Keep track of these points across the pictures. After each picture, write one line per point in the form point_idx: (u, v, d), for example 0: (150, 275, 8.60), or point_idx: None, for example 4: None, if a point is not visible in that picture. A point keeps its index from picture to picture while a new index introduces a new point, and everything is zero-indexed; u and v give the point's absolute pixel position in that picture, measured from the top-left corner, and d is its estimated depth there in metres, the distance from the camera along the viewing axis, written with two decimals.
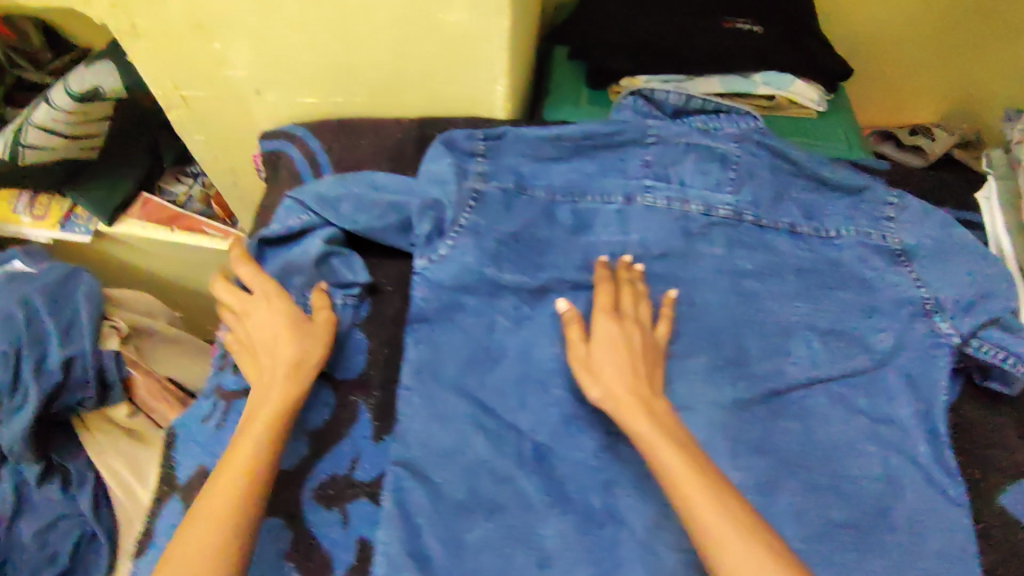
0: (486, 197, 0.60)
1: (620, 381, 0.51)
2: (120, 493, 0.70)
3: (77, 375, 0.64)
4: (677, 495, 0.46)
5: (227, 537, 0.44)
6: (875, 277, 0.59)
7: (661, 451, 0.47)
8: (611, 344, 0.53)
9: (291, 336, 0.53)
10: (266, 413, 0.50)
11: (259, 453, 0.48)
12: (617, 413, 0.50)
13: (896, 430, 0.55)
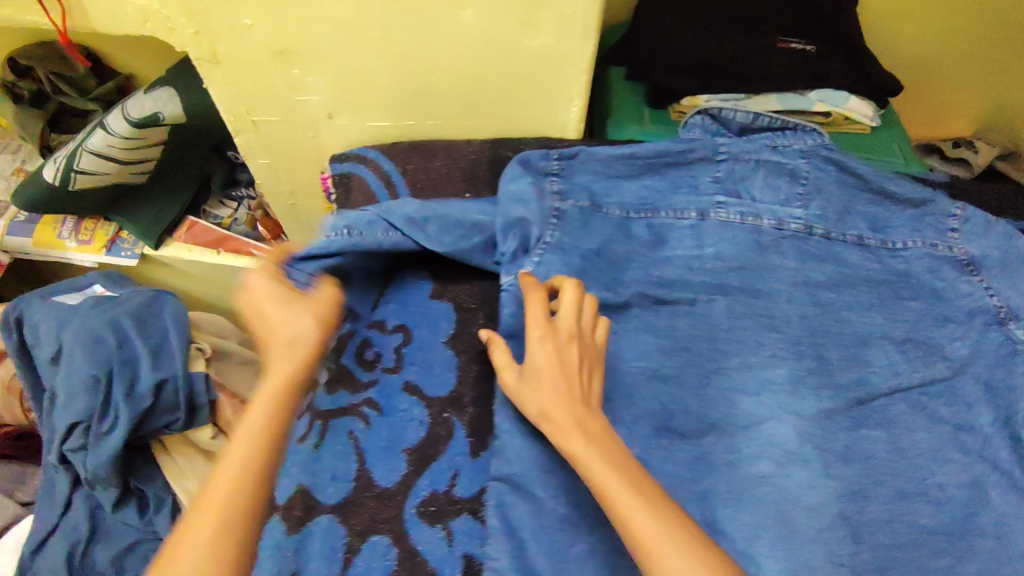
0: (566, 214, 0.62)
1: (556, 401, 0.49)
2: None
3: (167, 399, 0.64)
4: (614, 517, 0.44)
5: (228, 526, 0.41)
6: (946, 287, 0.61)
7: (595, 469, 0.46)
8: (544, 365, 0.51)
9: (287, 315, 0.51)
10: (266, 395, 0.47)
11: (260, 437, 0.45)
12: (552, 434, 0.49)
13: (976, 437, 0.56)
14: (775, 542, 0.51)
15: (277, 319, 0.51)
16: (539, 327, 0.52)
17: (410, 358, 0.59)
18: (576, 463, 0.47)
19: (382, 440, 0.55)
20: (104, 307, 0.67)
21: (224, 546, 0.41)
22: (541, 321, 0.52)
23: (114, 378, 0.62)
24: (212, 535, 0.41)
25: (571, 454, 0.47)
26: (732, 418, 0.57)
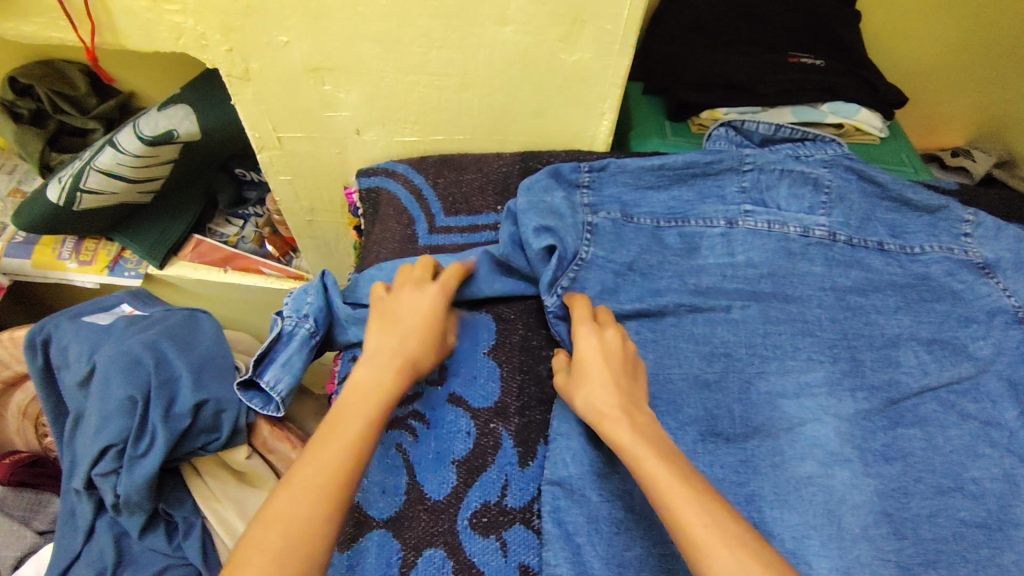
0: (599, 230, 0.64)
1: (604, 394, 0.51)
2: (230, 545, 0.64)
3: (205, 419, 0.62)
4: (659, 503, 0.44)
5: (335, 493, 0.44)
6: (966, 289, 0.61)
7: (639, 457, 0.46)
8: (591, 355, 0.53)
9: (424, 330, 0.54)
10: (379, 388, 0.49)
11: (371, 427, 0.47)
12: (598, 424, 0.50)
13: (1006, 433, 0.57)
14: (825, 539, 0.52)
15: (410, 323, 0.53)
16: (589, 326, 0.55)
17: (453, 369, 0.59)
18: (622, 454, 0.48)
19: (430, 453, 0.55)
20: (140, 325, 0.67)
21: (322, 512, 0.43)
22: (592, 322, 0.55)
23: (150, 399, 0.60)
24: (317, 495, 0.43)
25: (618, 445, 0.48)
26: (774, 421, 0.58)
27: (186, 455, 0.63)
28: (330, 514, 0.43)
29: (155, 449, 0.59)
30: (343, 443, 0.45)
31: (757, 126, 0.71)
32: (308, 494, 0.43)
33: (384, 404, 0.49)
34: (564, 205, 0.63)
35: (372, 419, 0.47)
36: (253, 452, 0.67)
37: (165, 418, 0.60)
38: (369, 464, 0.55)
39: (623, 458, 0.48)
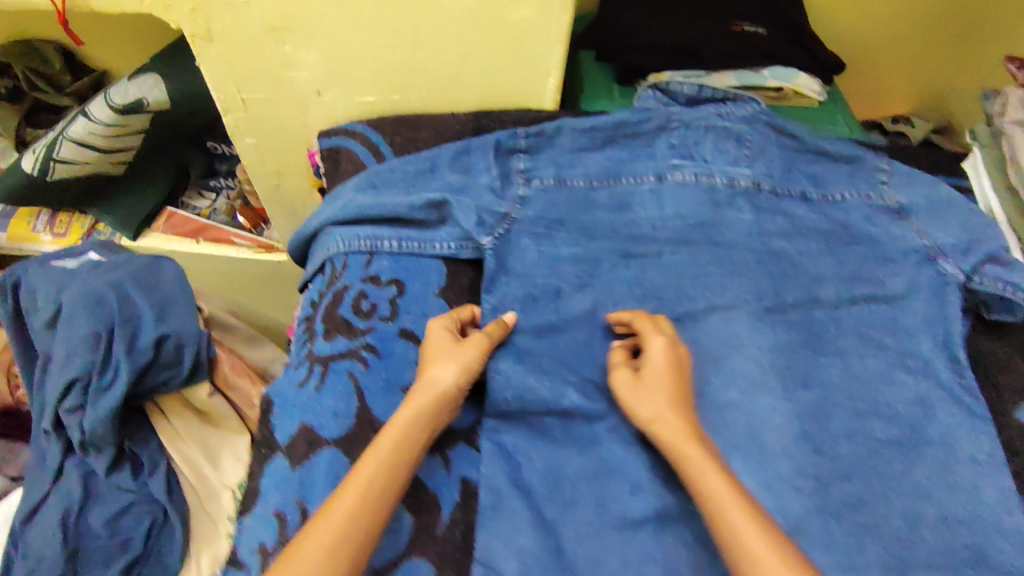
0: (528, 200, 0.68)
1: (666, 408, 0.53)
2: (194, 478, 0.68)
3: (167, 355, 0.64)
4: (717, 524, 0.48)
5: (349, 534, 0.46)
6: (882, 232, 0.68)
7: (705, 477, 0.49)
8: (661, 371, 0.55)
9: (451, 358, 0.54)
10: (401, 430, 0.51)
11: (389, 463, 0.49)
12: (668, 440, 0.52)
13: (920, 361, 0.62)
14: (748, 459, 0.56)
15: (448, 356, 0.55)
16: (663, 340, 0.56)
17: (404, 306, 0.61)
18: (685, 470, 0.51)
19: (380, 380, 0.57)
20: (105, 267, 0.67)
21: (339, 567, 0.45)
22: (662, 334, 0.57)
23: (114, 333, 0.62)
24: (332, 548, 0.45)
25: (684, 459, 0.51)
26: (702, 352, 0.62)
27: (147, 392, 0.65)
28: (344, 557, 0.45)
29: (117, 382, 0.61)
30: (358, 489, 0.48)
31: (684, 87, 0.75)
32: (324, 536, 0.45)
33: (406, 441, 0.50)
34: (490, 171, 0.68)
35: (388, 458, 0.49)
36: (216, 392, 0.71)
37: (127, 353, 0.62)
38: (322, 390, 0.56)
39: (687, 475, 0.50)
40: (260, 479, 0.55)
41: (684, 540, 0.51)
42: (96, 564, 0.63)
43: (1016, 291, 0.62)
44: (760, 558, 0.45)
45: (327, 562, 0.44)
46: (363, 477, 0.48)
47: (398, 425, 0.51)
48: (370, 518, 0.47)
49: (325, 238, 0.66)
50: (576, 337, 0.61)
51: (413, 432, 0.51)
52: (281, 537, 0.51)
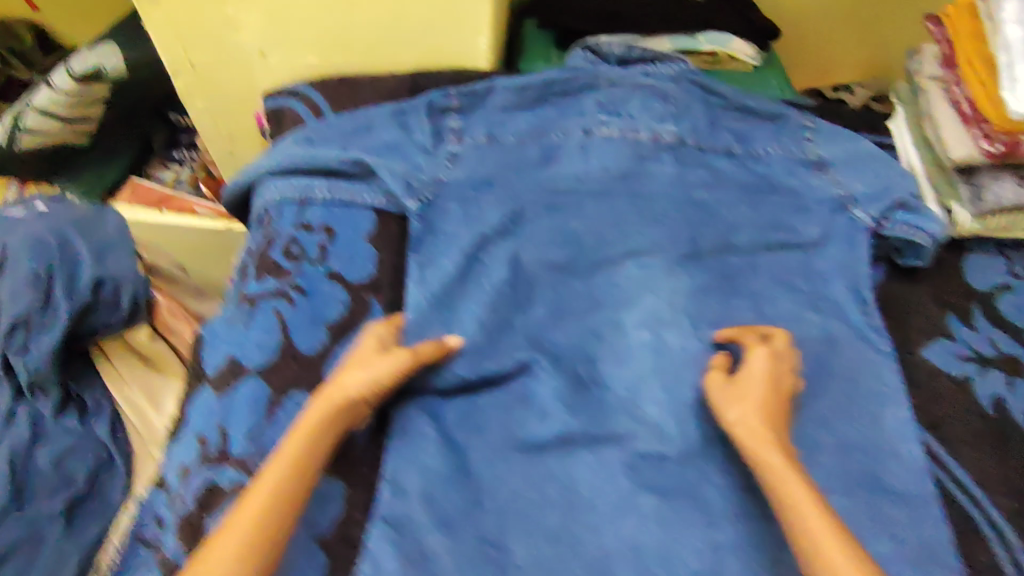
0: (460, 157, 0.69)
1: (756, 416, 0.54)
2: (135, 418, 0.72)
3: (107, 297, 0.69)
4: (797, 529, 0.48)
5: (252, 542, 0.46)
6: (801, 184, 0.71)
7: (788, 483, 0.50)
8: (759, 378, 0.56)
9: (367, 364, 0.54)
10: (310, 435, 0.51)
11: (296, 468, 0.49)
12: (749, 441, 0.53)
13: (832, 303, 0.66)
14: (657, 391, 0.59)
15: (364, 361, 0.54)
16: (766, 351, 0.58)
17: (334, 251, 0.63)
18: (767, 477, 0.51)
19: (305, 316, 0.60)
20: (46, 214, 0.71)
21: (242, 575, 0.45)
22: (767, 347, 0.58)
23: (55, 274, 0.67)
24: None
25: (766, 465, 0.51)
26: (618, 295, 0.64)
27: (88, 331, 0.70)
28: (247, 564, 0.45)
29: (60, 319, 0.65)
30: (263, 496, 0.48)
31: (614, 49, 0.78)
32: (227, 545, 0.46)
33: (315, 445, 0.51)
34: (423, 129, 0.70)
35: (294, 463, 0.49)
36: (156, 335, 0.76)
37: (68, 292, 0.66)
38: (250, 325, 0.59)
39: (770, 480, 0.51)
40: (188, 408, 0.58)
41: (587, 462, 0.55)
42: (43, 495, 0.64)
43: (924, 234, 0.65)
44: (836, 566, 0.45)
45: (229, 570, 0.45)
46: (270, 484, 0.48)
47: (307, 431, 0.51)
48: (274, 525, 0.47)
49: (263, 187, 0.68)
50: (499, 277, 0.63)
51: (315, 451, 0.50)
52: (202, 456, 0.54)
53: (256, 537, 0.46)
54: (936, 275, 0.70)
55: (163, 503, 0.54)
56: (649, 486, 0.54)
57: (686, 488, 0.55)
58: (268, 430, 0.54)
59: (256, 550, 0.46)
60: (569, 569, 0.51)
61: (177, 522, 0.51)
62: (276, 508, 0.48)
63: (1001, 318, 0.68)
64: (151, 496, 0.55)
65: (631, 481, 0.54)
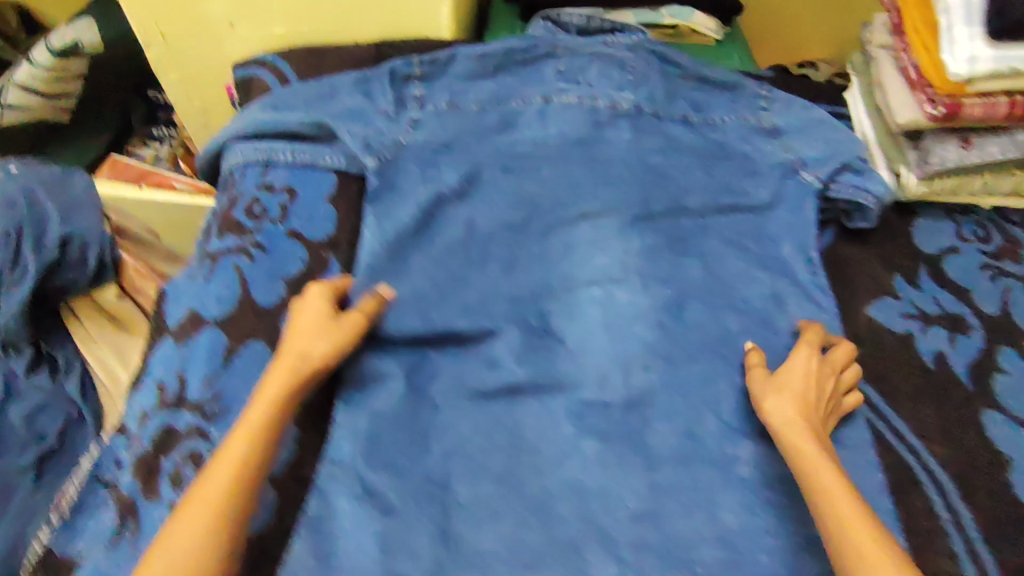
0: (421, 121, 0.70)
1: (791, 406, 0.55)
2: (102, 373, 0.73)
3: (75, 255, 0.70)
4: (829, 519, 0.49)
5: (222, 514, 0.46)
6: (754, 150, 0.73)
7: (817, 465, 0.51)
8: (803, 373, 0.57)
9: (323, 334, 0.55)
10: (269, 404, 0.51)
11: (258, 438, 0.49)
12: (785, 431, 0.54)
13: (779, 264, 0.68)
14: (604, 342, 0.61)
15: (319, 330, 0.55)
16: (811, 351, 0.59)
17: (294, 210, 0.65)
18: (798, 460, 0.52)
19: (264, 270, 0.62)
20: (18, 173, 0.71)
21: (217, 547, 0.45)
22: (810, 346, 0.60)
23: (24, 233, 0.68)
24: (198, 551, 0.44)
25: (797, 450, 0.53)
26: (569, 253, 0.66)
27: (60, 289, 0.71)
28: (219, 537, 0.45)
29: (28, 278, 0.67)
30: (230, 469, 0.48)
31: (574, 19, 0.80)
32: (197, 520, 0.45)
33: (274, 413, 0.51)
34: (387, 96, 0.71)
35: (257, 433, 0.49)
36: (124, 293, 0.76)
37: (37, 251, 0.68)
38: (210, 279, 0.61)
39: (800, 463, 0.52)
40: (149, 359, 0.59)
41: (533, 408, 0.57)
42: (13, 451, 0.67)
43: (868, 195, 0.69)
44: (866, 552, 0.46)
45: (202, 544, 0.44)
46: (233, 456, 0.48)
47: (264, 399, 0.51)
48: (244, 495, 0.47)
49: (228, 151, 0.70)
50: (455, 238, 0.66)
51: (275, 419, 0.50)
52: (160, 401, 0.56)
53: (227, 510, 0.46)
54: (883, 238, 0.72)
55: (122, 447, 0.56)
56: (591, 430, 0.57)
57: (628, 433, 0.57)
58: (224, 377, 0.56)
59: (228, 522, 0.46)
60: (510, 507, 0.53)
61: (133, 464, 0.53)
62: (243, 479, 0.47)
63: (946, 279, 0.70)
64: (111, 440, 0.57)
65: (575, 427, 0.57)
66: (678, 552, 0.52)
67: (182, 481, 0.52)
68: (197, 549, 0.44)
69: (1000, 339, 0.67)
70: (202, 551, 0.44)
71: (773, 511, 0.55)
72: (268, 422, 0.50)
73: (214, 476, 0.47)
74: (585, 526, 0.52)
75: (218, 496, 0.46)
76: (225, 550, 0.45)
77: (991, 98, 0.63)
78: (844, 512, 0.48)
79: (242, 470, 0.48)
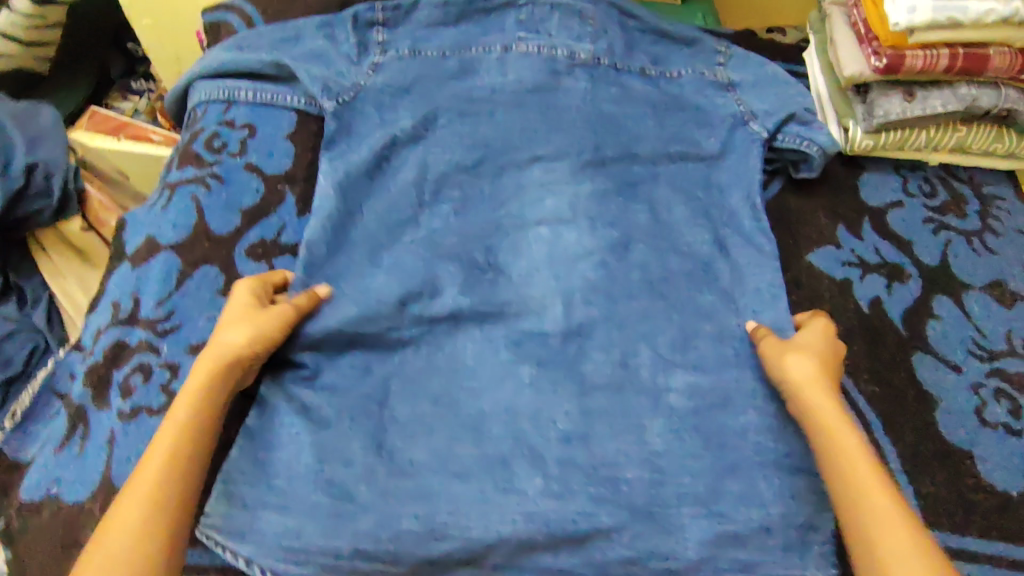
0: (383, 66, 0.72)
1: (802, 367, 0.55)
2: (66, 302, 0.77)
3: (39, 184, 0.72)
4: (846, 478, 0.49)
5: (158, 506, 0.45)
6: (707, 103, 0.75)
7: (825, 418, 0.52)
8: (817, 342, 0.57)
9: (250, 319, 0.54)
10: (196, 394, 0.50)
11: (186, 430, 0.48)
12: (800, 388, 0.54)
13: (725, 213, 0.70)
14: (546, 277, 0.64)
15: (246, 317, 0.54)
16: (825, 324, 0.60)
17: (253, 146, 0.68)
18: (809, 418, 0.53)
19: (220, 200, 0.64)
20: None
21: (155, 543, 0.44)
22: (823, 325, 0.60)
23: None
24: (134, 546, 0.43)
25: (815, 410, 0.52)
26: (518, 196, 0.68)
27: (26, 218, 0.74)
28: (156, 531, 0.44)
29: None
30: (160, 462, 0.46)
31: None
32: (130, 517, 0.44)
33: (204, 404, 0.50)
34: (349, 40, 0.72)
35: (186, 423, 0.48)
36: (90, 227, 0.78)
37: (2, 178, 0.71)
38: (167, 207, 0.63)
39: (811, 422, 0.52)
40: (107, 282, 0.62)
41: (474, 336, 0.60)
42: None
43: (813, 144, 0.71)
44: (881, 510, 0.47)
45: (138, 539, 0.43)
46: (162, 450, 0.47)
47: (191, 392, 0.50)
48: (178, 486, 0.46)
49: (192, 89, 0.72)
50: (407, 178, 0.68)
51: (203, 409, 0.49)
52: (114, 319, 0.58)
53: (163, 502, 0.45)
54: (830, 190, 0.74)
55: (77, 361, 0.58)
56: (528, 357, 0.59)
57: (564, 361, 0.60)
58: (176, 296, 0.58)
59: (164, 516, 0.45)
60: (445, 423, 0.56)
61: (84, 374, 0.55)
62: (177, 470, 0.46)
63: (888, 230, 0.72)
64: (66, 356, 0.59)
65: (512, 354, 0.59)
66: (604, 469, 0.55)
67: (130, 391, 0.54)
68: (130, 545, 0.43)
69: (937, 288, 0.69)
70: (137, 547, 0.43)
71: (699, 437, 0.57)
72: (198, 412, 0.49)
73: (145, 471, 0.46)
74: (514, 444, 0.55)
75: (149, 490, 0.45)
76: (164, 542, 0.44)
77: (932, 50, 0.66)
78: (861, 471, 0.48)
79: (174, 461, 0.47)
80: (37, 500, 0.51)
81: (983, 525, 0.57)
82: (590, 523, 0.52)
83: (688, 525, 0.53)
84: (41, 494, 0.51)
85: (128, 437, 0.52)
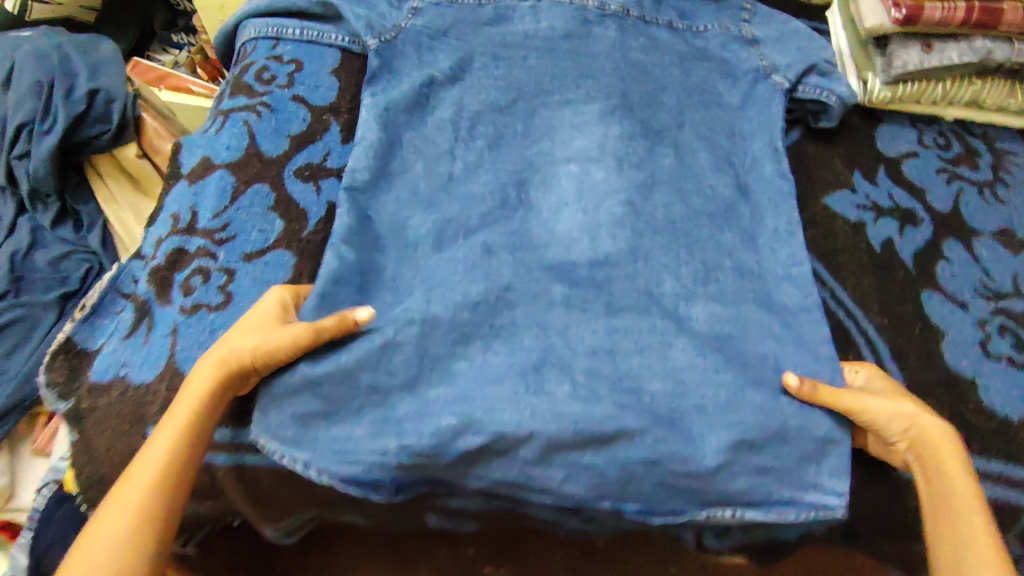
0: (422, 10, 0.75)
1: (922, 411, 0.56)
2: (120, 228, 0.84)
3: (99, 110, 0.78)
4: (959, 510, 0.53)
5: (147, 510, 0.49)
6: (731, 56, 0.78)
7: (952, 474, 0.54)
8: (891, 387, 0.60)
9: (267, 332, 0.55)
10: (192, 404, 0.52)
11: (178, 439, 0.51)
12: (918, 433, 0.55)
13: (745, 158, 0.73)
14: (575, 209, 0.67)
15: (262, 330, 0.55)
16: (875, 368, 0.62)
17: (299, 79, 0.71)
18: (924, 457, 0.55)
19: (270, 126, 0.68)
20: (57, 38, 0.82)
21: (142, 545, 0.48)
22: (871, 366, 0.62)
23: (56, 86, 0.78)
24: (122, 545, 0.48)
25: (933, 444, 0.55)
26: (549, 134, 0.72)
27: (84, 143, 0.79)
28: (146, 535, 0.49)
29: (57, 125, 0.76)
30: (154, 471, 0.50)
31: None
32: (123, 521, 0.48)
33: (199, 413, 0.52)
34: None
35: (180, 431, 0.52)
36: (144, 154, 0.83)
37: (66, 102, 0.77)
38: (220, 131, 0.68)
39: (932, 476, 0.55)
40: (164, 200, 0.66)
41: (507, 257, 0.64)
42: (39, 288, 0.81)
43: (832, 94, 0.74)
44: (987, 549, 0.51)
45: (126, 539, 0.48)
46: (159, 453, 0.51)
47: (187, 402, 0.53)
48: (167, 494, 0.50)
49: (242, 25, 0.76)
50: (444, 114, 0.71)
51: (199, 418, 0.52)
52: (173, 228, 0.62)
53: (150, 504, 0.49)
54: (849, 140, 0.77)
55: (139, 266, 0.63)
56: (559, 279, 0.63)
57: (593, 284, 0.63)
58: (230, 211, 0.63)
59: (151, 521, 0.49)
60: (479, 334, 0.60)
61: (148, 275, 0.60)
62: (167, 479, 0.50)
63: (903, 179, 0.75)
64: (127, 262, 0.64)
65: (546, 274, 0.63)
66: (627, 380, 0.59)
67: (191, 290, 0.59)
68: (119, 545, 0.48)
69: (947, 232, 0.72)
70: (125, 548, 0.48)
71: (718, 355, 0.60)
72: (190, 421, 0.52)
73: (138, 474, 0.50)
74: (544, 354, 0.59)
75: (142, 493, 0.49)
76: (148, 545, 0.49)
77: (950, 2, 0.69)
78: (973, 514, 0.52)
79: (165, 472, 0.50)
80: (107, 381, 0.56)
81: (983, 446, 0.61)
82: (615, 425, 0.55)
83: (706, 434, 0.57)
84: (111, 376, 0.56)
85: (189, 330, 0.57)
